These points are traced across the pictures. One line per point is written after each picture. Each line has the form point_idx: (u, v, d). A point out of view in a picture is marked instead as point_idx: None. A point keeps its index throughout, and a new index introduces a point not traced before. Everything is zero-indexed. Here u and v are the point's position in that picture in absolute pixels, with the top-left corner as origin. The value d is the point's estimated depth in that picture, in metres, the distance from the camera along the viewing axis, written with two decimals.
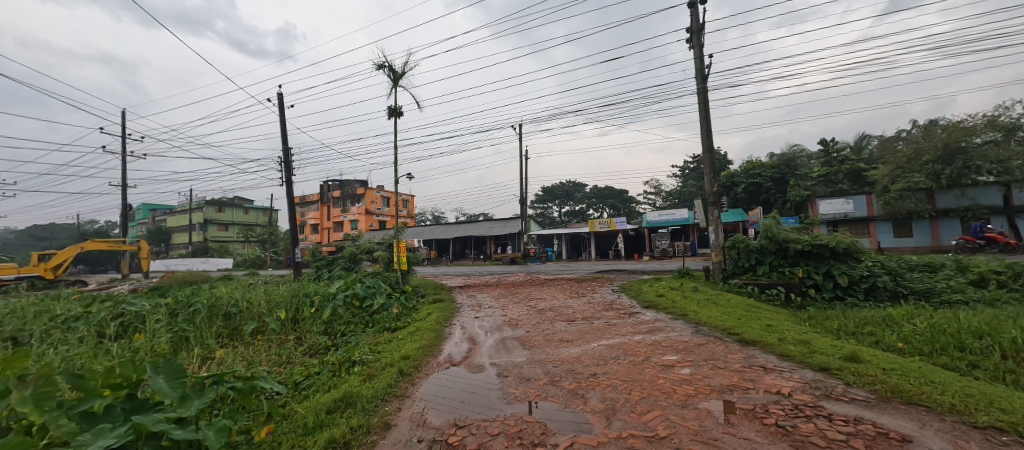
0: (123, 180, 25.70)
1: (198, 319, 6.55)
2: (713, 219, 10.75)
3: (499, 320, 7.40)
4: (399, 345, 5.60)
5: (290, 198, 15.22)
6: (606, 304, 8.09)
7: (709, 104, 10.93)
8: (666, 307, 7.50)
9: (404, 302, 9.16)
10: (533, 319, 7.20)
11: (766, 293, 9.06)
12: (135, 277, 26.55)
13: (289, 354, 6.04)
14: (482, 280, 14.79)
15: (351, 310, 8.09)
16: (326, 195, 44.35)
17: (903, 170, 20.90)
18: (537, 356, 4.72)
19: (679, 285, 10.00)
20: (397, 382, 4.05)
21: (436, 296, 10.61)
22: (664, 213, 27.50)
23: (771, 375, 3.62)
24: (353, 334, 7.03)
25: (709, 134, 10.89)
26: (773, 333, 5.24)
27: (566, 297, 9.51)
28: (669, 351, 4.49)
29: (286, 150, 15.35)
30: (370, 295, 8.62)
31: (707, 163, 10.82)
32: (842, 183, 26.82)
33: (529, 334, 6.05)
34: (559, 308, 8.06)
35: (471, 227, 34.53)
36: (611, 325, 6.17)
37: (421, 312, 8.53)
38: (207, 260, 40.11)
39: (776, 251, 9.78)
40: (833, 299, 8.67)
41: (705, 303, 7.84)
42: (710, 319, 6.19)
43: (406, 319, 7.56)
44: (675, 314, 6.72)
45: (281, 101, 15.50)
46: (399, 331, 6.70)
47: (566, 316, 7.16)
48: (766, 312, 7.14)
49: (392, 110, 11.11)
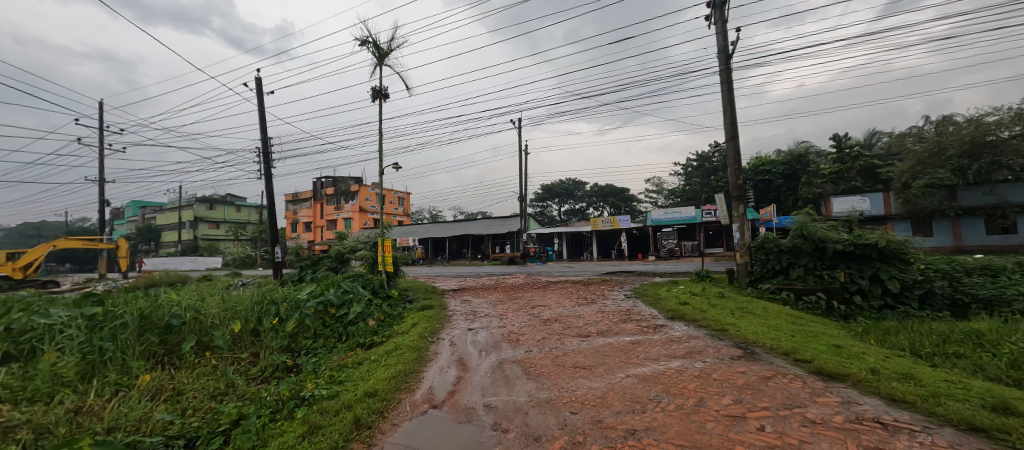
0: (100, 175, 24.34)
1: (126, 335, 5.30)
2: (738, 215, 9.57)
3: (497, 333, 6.19)
4: (368, 374, 4.37)
5: (269, 193, 13.92)
6: (622, 314, 6.88)
7: (733, 87, 9.74)
8: (695, 318, 6.32)
9: (387, 310, 7.98)
10: (538, 333, 5.99)
11: (803, 300, 7.91)
12: (112, 278, 25.03)
13: (235, 381, 4.83)
14: (479, 282, 13.56)
15: (323, 320, 6.88)
16: (320, 192, 43.34)
17: (924, 166, 19.80)
18: (546, 395, 3.50)
19: (702, 289, 8.81)
20: (347, 444, 2.82)
21: (425, 302, 9.35)
22: (669, 211, 26.35)
23: (900, 439, 2.44)
24: (320, 352, 5.81)
25: (733, 120, 9.70)
26: (851, 358, 4.06)
27: (574, 304, 8.26)
28: (728, 391, 3.27)
29: (264, 139, 14.02)
30: (347, 303, 7.40)
31: (731, 152, 9.61)
32: (855, 180, 25.74)
33: (532, 356, 4.84)
34: (566, 318, 6.87)
35: (468, 226, 33.31)
36: (634, 344, 4.95)
37: (405, 322, 7.27)
38: (195, 258, 38.85)
39: (812, 252, 8.63)
40: (883, 308, 7.53)
41: (739, 312, 6.66)
42: (759, 336, 4.99)
43: (386, 332, 6.32)
44: (714, 328, 5.52)
45: (260, 87, 14.18)
46: (376, 350, 5.49)
47: (576, 330, 5.94)
48: (816, 326, 5.97)
49: (376, 91, 9.89)
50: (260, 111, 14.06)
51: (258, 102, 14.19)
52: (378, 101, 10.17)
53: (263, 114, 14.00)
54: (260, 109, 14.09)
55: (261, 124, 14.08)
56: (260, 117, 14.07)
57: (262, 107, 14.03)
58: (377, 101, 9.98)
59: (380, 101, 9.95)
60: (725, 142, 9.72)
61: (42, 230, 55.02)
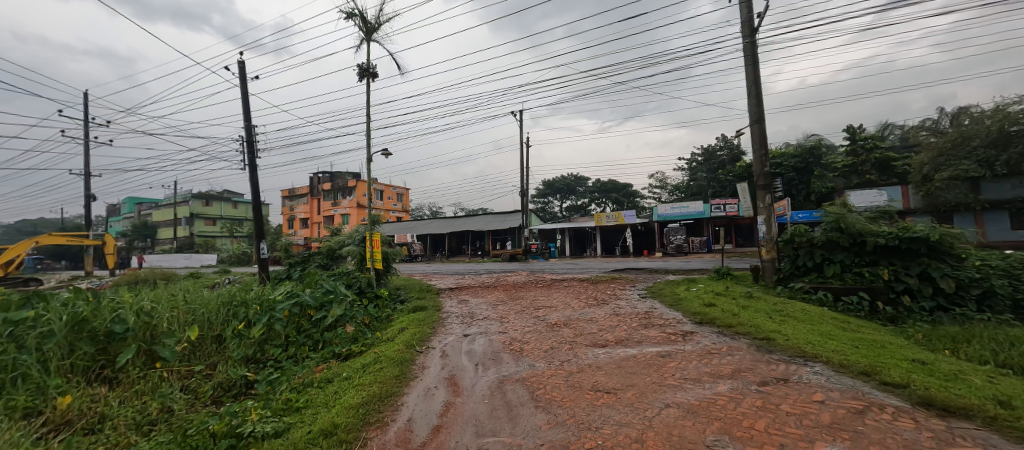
0: (87, 169, 23.49)
1: (50, 347, 4.39)
2: (765, 205, 8.68)
3: (496, 341, 5.29)
4: (333, 398, 3.47)
5: (253, 184, 12.99)
6: (641, 318, 5.95)
7: (758, 65, 8.81)
8: (728, 322, 5.44)
9: (374, 313, 7.12)
10: (545, 341, 5.09)
11: (843, 301, 7.04)
12: (98, 276, 24.20)
13: (176, 406, 3.95)
14: (478, 280, 12.64)
15: (297, 325, 6.00)
16: (316, 187, 42.49)
17: (947, 158, 18.80)
18: (562, 436, 2.59)
19: (726, 289, 7.94)
20: None
21: (418, 303, 8.41)
22: (676, 206, 25.38)
23: None
24: (288, 365, 4.91)
25: (759, 101, 8.76)
26: (951, 380, 3.18)
27: (584, 306, 7.33)
28: (813, 433, 2.37)
29: (248, 127, 13.08)
30: (326, 304, 6.51)
31: (757, 137, 8.67)
32: (870, 173, 24.76)
33: (540, 373, 3.92)
34: (576, 323, 5.96)
35: (468, 221, 32.41)
36: (666, 358, 4.04)
37: (392, 328, 6.39)
38: (190, 256, 38.13)
39: (849, 248, 7.74)
40: (935, 311, 6.66)
41: (776, 315, 5.78)
42: (819, 348, 4.07)
43: (368, 339, 5.43)
44: (757, 336, 4.61)
45: (243, 72, 13.19)
46: (353, 361, 4.63)
47: (590, 338, 5.01)
48: (872, 334, 5.09)
49: (363, 69, 8.94)
50: (244, 98, 13.09)
51: (241, 88, 13.23)
52: (365, 80, 9.22)
53: (246, 101, 13.04)
54: (244, 95, 13.12)
55: (244, 111, 13.10)
56: (243, 104, 13.08)
57: (245, 93, 13.07)
58: (365, 80, 9.03)
59: (368, 80, 9.00)
60: (749, 125, 8.80)
61: (38, 227, 54.44)
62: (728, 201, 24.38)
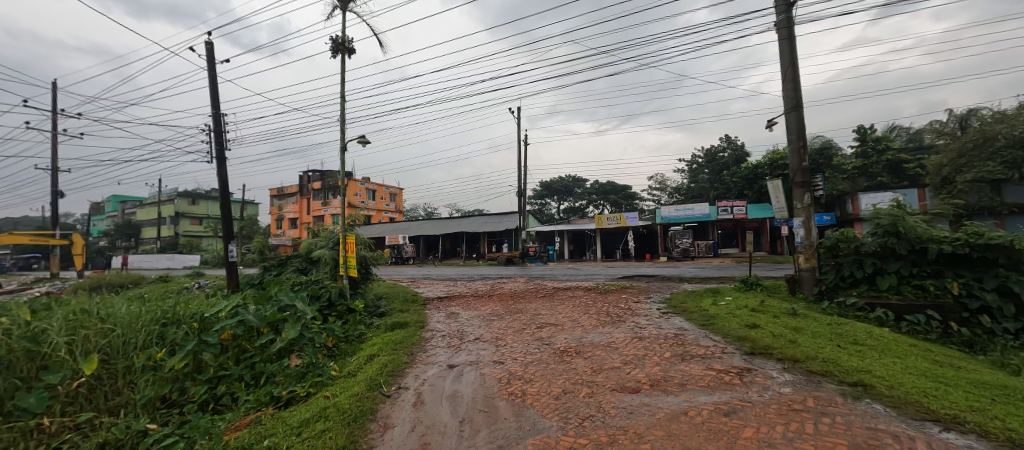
0: (53, 164, 21.99)
1: None
2: (804, 205, 7.54)
3: (489, 380, 4.00)
4: None
5: (220, 178, 11.64)
6: (673, 344, 4.71)
7: (795, 44, 7.68)
8: (788, 352, 4.23)
9: (340, 333, 5.81)
10: (554, 381, 3.81)
11: (907, 321, 5.86)
12: (65, 277, 22.63)
13: None
14: (472, 287, 11.44)
15: (236, 352, 4.70)
16: (306, 187, 41.07)
17: (969, 159, 17.84)
18: None
19: (763, 303, 6.74)
20: None
21: (397, 318, 7.10)
22: (681, 208, 24.31)
23: None
24: (203, 418, 3.60)
25: (797, 85, 7.59)
26: None
27: (597, 324, 6.06)
28: None
29: (216, 115, 11.73)
30: (279, 322, 5.24)
31: (795, 127, 7.53)
32: (881, 175, 23.83)
33: (553, 443, 2.66)
34: (591, 351, 4.69)
35: (463, 223, 31.20)
36: (735, 420, 2.80)
37: (359, 355, 5.11)
38: (172, 257, 36.55)
39: (905, 256, 6.60)
40: (1021, 334, 5.48)
41: (843, 343, 4.58)
42: (950, 406, 2.86)
43: (322, 375, 4.17)
44: (846, 380, 3.38)
45: (211, 54, 11.89)
46: (291, 414, 3.38)
47: (617, 378, 3.75)
48: (982, 372, 3.88)
49: (338, 43, 7.67)
50: (212, 82, 11.78)
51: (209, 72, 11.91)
52: (340, 57, 7.95)
53: (215, 87, 11.69)
54: (211, 79, 11.81)
55: (212, 97, 11.76)
56: (211, 89, 11.76)
57: (213, 77, 11.75)
58: (339, 56, 7.74)
59: (343, 55, 7.72)
60: (785, 113, 7.65)
61: (18, 226, 52.69)
62: (736, 203, 23.22)
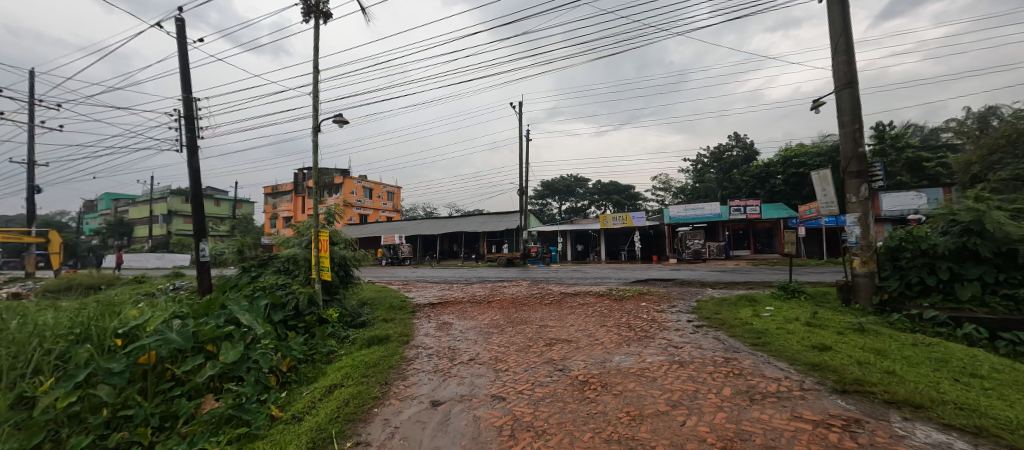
0: (30, 158, 20.86)
1: None
2: (861, 199, 6.42)
3: (484, 433, 2.82)
4: None
5: (192, 169, 10.50)
6: (730, 375, 3.56)
7: (848, 8, 6.54)
8: (895, 390, 3.07)
9: (298, 354, 4.65)
10: (576, 437, 2.64)
11: (1005, 340, 4.71)
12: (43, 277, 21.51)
13: None
14: (468, 291, 10.35)
15: (154, 382, 3.57)
16: (301, 184, 39.91)
17: (1002, 155, 16.66)
18: None
19: (818, 316, 5.58)
20: None
21: (378, 330, 5.96)
22: (690, 209, 23.41)
23: None
24: None
25: (851, 57, 6.46)
26: None
27: (620, 342, 4.91)
28: None
29: (187, 98, 10.57)
30: (220, 340, 4.14)
31: (851, 106, 6.39)
32: (901, 174, 22.64)
33: None
34: (620, 384, 3.51)
35: (462, 222, 30.10)
36: None
37: (316, 384, 3.97)
38: (162, 257, 35.49)
39: (990, 259, 5.46)
40: None
41: (957, 374, 3.43)
42: None
43: (252, 423, 3.05)
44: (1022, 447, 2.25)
45: (181, 31, 10.75)
46: None
47: (668, 435, 2.58)
48: None
49: (309, 4, 6.52)
50: (182, 62, 10.64)
51: (179, 51, 10.75)
52: (313, 21, 6.81)
53: (185, 68, 10.55)
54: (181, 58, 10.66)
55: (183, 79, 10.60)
56: (181, 70, 10.61)
57: (183, 57, 10.61)
58: (311, 19, 6.61)
59: (316, 19, 6.58)
60: (837, 92, 6.51)
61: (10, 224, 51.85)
62: (748, 203, 22.05)
